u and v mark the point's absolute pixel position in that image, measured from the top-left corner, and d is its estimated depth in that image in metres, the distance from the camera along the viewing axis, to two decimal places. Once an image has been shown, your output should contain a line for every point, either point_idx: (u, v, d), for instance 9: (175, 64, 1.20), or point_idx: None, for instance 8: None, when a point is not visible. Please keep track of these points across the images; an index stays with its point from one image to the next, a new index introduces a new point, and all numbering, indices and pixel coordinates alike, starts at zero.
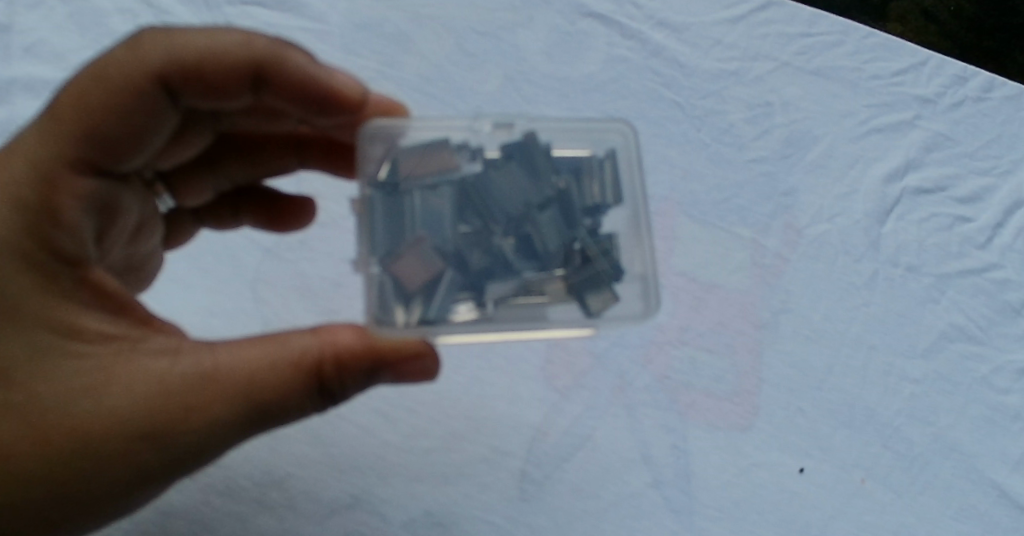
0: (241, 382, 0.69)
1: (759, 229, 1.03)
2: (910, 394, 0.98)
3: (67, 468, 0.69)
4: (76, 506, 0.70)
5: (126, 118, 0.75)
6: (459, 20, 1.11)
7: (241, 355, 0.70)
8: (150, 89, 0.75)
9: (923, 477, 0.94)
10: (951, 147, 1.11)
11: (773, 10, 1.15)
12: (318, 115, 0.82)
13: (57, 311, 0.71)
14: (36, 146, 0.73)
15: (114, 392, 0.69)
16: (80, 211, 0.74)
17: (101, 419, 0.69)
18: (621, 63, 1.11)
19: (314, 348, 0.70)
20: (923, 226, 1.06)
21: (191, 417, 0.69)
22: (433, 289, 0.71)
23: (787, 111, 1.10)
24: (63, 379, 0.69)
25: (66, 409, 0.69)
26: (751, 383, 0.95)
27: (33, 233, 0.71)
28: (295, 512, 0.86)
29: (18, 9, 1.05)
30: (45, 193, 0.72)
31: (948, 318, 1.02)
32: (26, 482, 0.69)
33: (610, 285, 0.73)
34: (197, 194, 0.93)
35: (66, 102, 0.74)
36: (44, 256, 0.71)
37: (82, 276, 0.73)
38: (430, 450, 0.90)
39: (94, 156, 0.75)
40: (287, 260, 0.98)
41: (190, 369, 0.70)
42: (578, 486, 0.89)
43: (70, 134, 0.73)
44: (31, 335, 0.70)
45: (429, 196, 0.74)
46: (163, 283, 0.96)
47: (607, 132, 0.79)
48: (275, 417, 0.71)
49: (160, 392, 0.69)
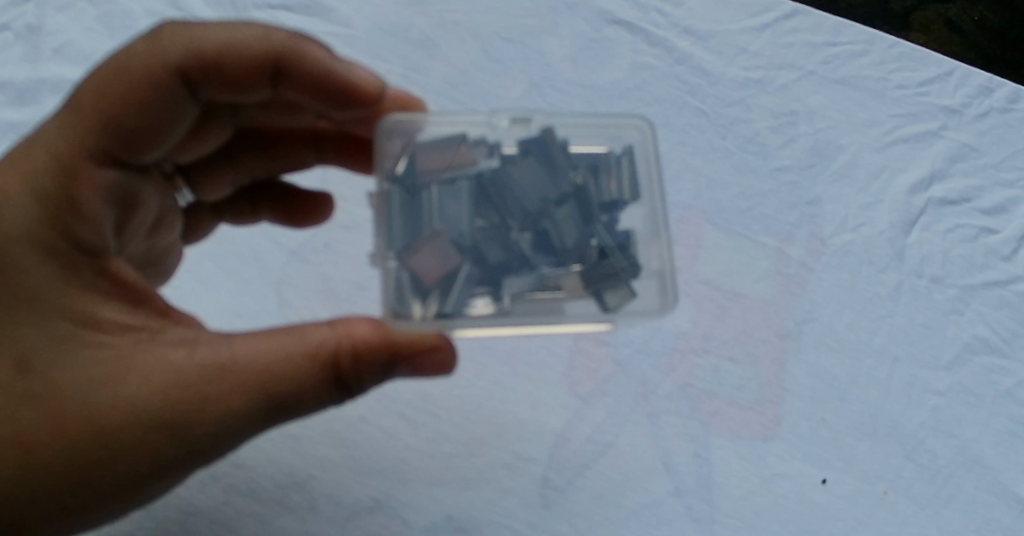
0: (258, 374, 0.69)
1: (784, 238, 1.03)
2: (934, 405, 0.97)
3: (85, 458, 0.70)
4: (93, 496, 0.71)
5: (145, 110, 0.75)
6: (485, 26, 1.11)
7: (258, 347, 0.70)
8: (170, 82, 0.75)
9: (947, 490, 0.94)
10: (977, 158, 1.10)
11: (798, 19, 1.15)
12: (337, 110, 0.82)
13: (77, 302, 0.71)
14: (57, 137, 0.73)
15: (131, 383, 0.69)
16: (101, 203, 0.75)
17: (118, 409, 0.69)
18: (646, 70, 1.11)
19: (331, 341, 0.70)
20: (948, 237, 1.06)
21: (208, 408, 0.69)
22: (450, 284, 0.71)
23: (812, 120, 1.10)
24: (82, 369, 0.70)
25: (84, 399, 0.69)
26: (774, 393, 0.95)
27: (53, 223, 0.71)
28: (316, 514, 0.86)
29: (48, 11, 1.06)
30: (65, 184, 0.73)
31: (972, 330, 1.01)
32: (45, 470, 0.70)
33: (627, 282, 0.74)
34: (217, 188, 0.94)
35: (87, 94, 0.75)
36: (64, 246, 0.72)
37: (101, 267, 0.73)
38: (452, 454, 0.90)
39: (114, 148, 0.76)
40: (311, 262, 0.99)
41: (207, 360, 0.70)
42: (599, 493, 0.89)
43: (91, 126, 0.74)
44: (51, 326, 0.70)
45: (446, 191, 0.74)
46: (188, 284, 0.97)
47: (624, 128, 0.79)
48: (293, 408, 0.71)
49: (177, 383, 0.69)
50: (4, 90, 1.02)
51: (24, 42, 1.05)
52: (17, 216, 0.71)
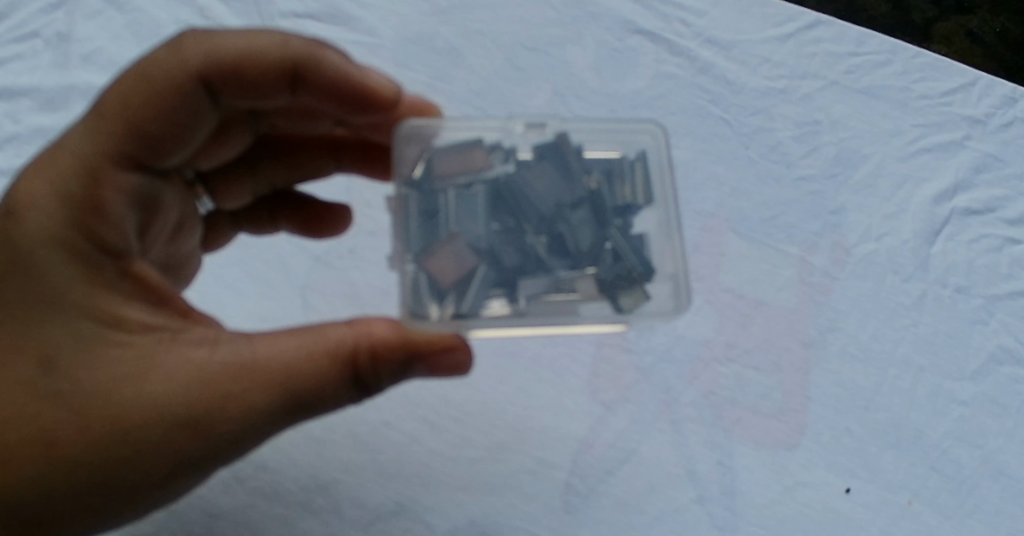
0: (279, 373, 0.70)
1: (807, 247, 1.03)
2: (958, 415, 0.97)
3: (109, 457, 0.71)
4: (114, 495, 0.72)
5: (168, 115, 0.76)
6: (508, 35, 1.12)
7: (279, 346, 0.71)
8: (192, 88, 0.76)
9: (971, 500, 0.93)
10: (1001, 167, 1.10)
11: (821, 28, 1.15)
12: (352, 113, 0.84)
13: (101, 302, 0.72)
14: (82, 142, 0.74)
15: (154, 381, 0.70)
16: (124, 206, 0.75)
17: (140, 408, 0.70)
18: (669, 79, 1.12)
19: (349, 338, 0.71)
20: (972, 247, 1.05)
21: (229, 406, 0.70)
22: (467, 285, 0.72)
23: (836, 130, 1.10)
24: (106, 368, 0.71)
25: (108, 398, 0.70)
26: (797, 401, 0.95)
27: (77, 225, 0.72)
28: (339, 517, 0.86)
29: (77, 19, 1.08)
30: (89, 188, 0.73)
31: (997, 340, 1.01)
32: (69, 469, 0.70)
33: (642, 285, 0.74)
34: (237, 197, 0.95)
35: (111, 101, 0.76)
36: (87, 248, 0.73)
37: (124, 268, 0.74)
38: (475, 459, 0.90)
39: (137, 154, 0.76)
40: (336, 268, 1.00)
41: (227, 359, 0.71)
42: (622, 499, 0.89)
43: (114, 131, 0.75)
44: (76, 327, 0.71)
45: (463, 195, 0.76)
46: (213, 289, 0.97)
47: (638, 133, 0.81)
48: (312, 406, 0.72)
49: (199, 380, 0.70)
50: (34, 96, 1.04)
51: (53, 49, 1.06)
52: (41, 219, 0.72)
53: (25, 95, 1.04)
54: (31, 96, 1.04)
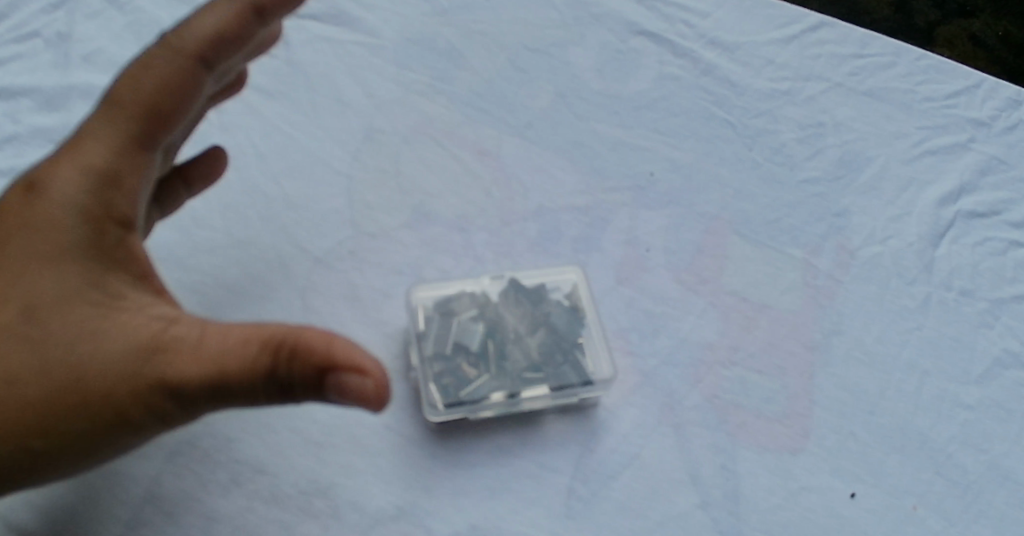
0: (212, 369, 0.77)
1: (811, 249, 1.03)
2: (964, 419, 0.95)
3: (78, 404, 0.78)
4: (61, 447, 0.79)
5: (169, 87, 0.91)
6: (511, 37, 1.12)
7: (227, 339, 0.78)
8: (191, 64, 0.92)
9: (978, 505, 0.91)
10: (1006, 170, 1.10)
11: (824, 31, 1.16)
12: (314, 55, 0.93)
13: (92, 272, 0.84)
14: (98, 133, 0.89)
15: (115, 338, 0.80)
16: (142, 184, 0.89)
17: (103, 361, 0.79)
18: (672, 81, 1.11)
19: (285, 334, 0.77)
20: (977, 250, 1.04)
21: (176, 379, 0.78)
22: None
23: (839, 132, 1.10)
24: (87, 321, 0.81)
25: (92, 351, 0.80)
26: (802, 406, 0.94)
27: (96, 195, 0.86)
28: (338, 521, 0.84)
29: (78, 19, 1.08)
30: (114, 167, 0.88)
31: (1002, 343, 1.00)
32: (56, 413, 0.79)
33: None
34: (209, 174, 0.96)
35: (127, 85, 0.91)
36: (105, 216, 0.86)
37: (123, 239, 0.87)
38: (477, 463, 0.88)
39: (137, 129, 0.89)
40: (337, 269, 0.95)
41: (191, 331, 0.80)
42: (625, 504, 0.87)
43: (126, 112, 0.90)
44: (82, 276, 0.83)
45: None
46: (214, 291, 0.93)
47: None
48: (232, 391, 0.78)
49: (158, 344, 0.79)
50: (34, 96, 1.02)
51: (53, 49, 1.05)
52: (66, 187, 0.86)
53: (25, 95, 1.02)
54: (30, 96, 1.02)
